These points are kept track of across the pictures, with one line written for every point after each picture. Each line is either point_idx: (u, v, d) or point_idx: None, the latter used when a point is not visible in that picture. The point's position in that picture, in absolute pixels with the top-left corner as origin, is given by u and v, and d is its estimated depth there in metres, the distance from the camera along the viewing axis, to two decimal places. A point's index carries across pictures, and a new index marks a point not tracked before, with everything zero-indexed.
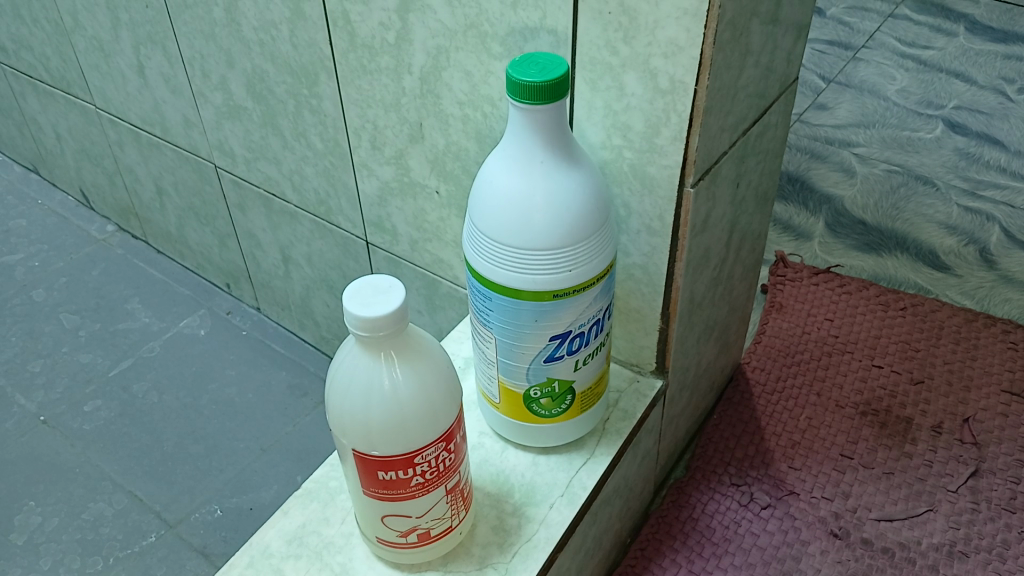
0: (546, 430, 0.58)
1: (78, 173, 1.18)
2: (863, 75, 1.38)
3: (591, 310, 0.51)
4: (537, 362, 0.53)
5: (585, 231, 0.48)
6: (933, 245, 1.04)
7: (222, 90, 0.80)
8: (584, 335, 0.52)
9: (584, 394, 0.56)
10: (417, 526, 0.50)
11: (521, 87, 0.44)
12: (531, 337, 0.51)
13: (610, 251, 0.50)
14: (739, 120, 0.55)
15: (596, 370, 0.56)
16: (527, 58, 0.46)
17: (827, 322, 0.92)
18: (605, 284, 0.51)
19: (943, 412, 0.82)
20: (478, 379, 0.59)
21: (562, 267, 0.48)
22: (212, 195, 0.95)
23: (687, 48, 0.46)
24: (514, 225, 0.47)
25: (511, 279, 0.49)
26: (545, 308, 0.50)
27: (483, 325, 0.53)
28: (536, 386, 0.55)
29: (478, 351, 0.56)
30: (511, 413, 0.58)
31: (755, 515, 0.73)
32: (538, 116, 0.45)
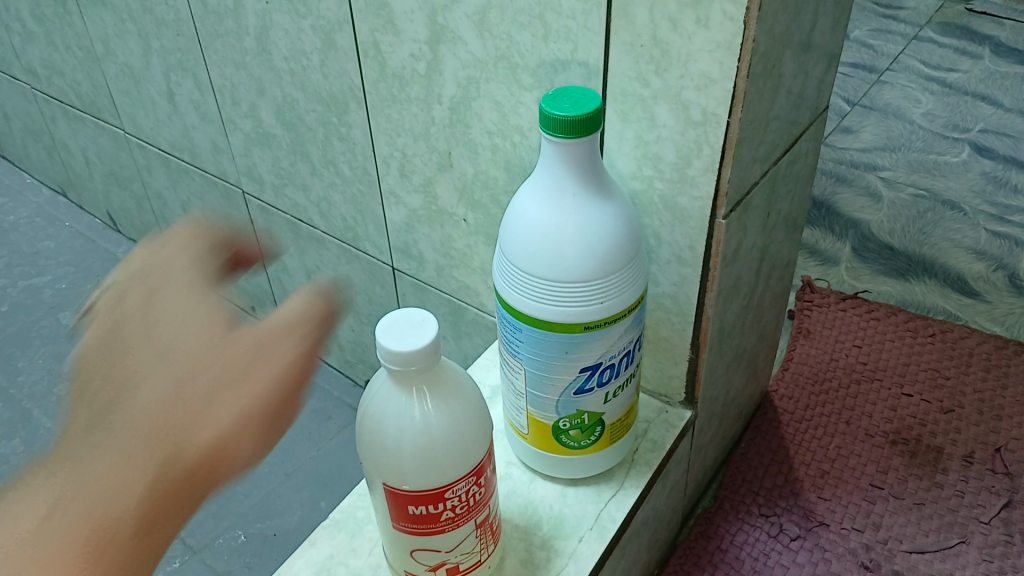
0: (573, 463, 0.58)
1: (107, 196, 1.20)
2: (887, 98, 1.38)
3: (622, 343, 0.51)
4: (567, 393, 0.52)
5: (618, 263, 0.48)
6: (961, 271, 1.03)
7: (252, 117, 0.81)
8: (614, 366, 0.52)
9: (613, 428, 0.56)
10: (446, 560, 0.50)
11: (554, 121, 0.44)
12: (561, 369, 0.51)
13: (642, 284, 0.50)
14: (770, 150, 0.55)
15: (626, 402, 0.56)
16: (560, 93, 0.46)
17: (855, 349, 0.91)
18: (636, 317, 0.51)
19: (974, 441, 0.80)
20: (506, 410, 0.59)
21: (594, 299, 0.48)
22: (239, 220, 0.96)
23: (720, 81, 0.46)
24: (545, 259, 0.47)
25: (540, 311, 0.49)
26: (574, 341, 0.49)
27: (512, 356, 0.53)
28: (566, 417, 0.54)
29: (507, 381, 0.56)
30: (538, 444, 0.57)
31: (785, 547, 0.72)
32: (569, 151, 0.45)
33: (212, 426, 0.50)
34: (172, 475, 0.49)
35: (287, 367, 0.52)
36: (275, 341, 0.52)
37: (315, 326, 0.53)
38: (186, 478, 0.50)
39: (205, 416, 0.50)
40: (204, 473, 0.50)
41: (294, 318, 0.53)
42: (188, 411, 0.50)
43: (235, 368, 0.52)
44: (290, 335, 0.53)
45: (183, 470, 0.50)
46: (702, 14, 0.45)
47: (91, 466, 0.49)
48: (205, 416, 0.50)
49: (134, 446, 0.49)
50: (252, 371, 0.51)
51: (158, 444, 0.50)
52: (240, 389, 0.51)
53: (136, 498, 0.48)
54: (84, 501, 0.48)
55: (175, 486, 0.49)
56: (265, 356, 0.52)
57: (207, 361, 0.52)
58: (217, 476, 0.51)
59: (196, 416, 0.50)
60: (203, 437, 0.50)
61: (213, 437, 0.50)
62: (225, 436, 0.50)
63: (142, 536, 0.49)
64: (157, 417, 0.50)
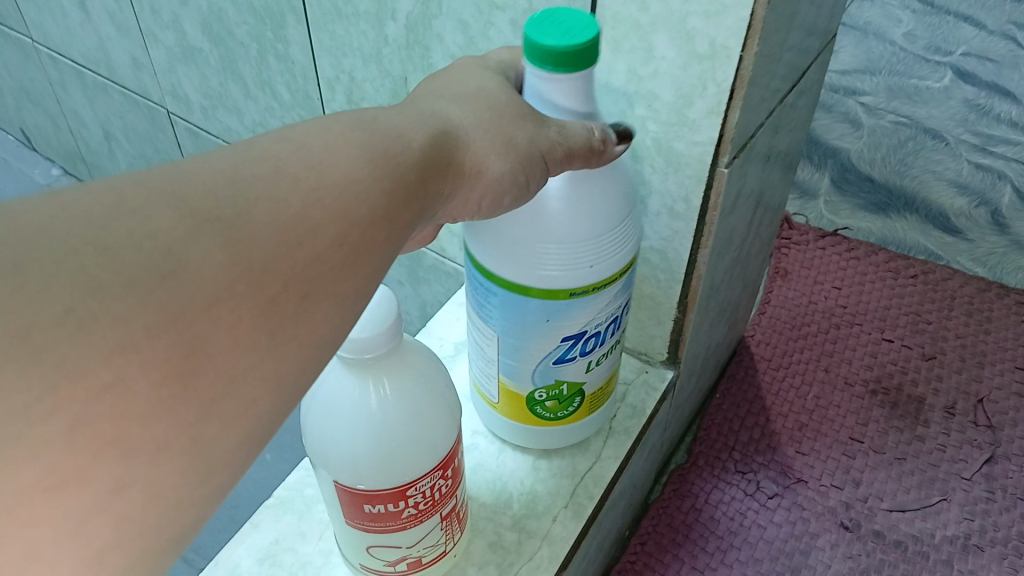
0: (547, 434, 0.52)
1: (18, 112, 1.08)
2: (868, 16, 1.30)
3: (610, 310, 0.45)
4: (546, 363, 0.46)
5: (611, 220, 0.41)
6: (942, 206, 0.98)
7: (174, 29, 0.70)
8: (600, 334, 0.46)
9: (593, 398, 0.51)
10: (407, 556, 0.44)
11: (541, 51, 0.36)
12: (540, 339, 0.45)
13: (636, 244, 0.43)
14: (779, 87, 0.48)
15: (609, 370, 0.50)
16: (549, 16, 0.37)
17: (835, 291, 0.86)
18: (627, 280, 0.45)
19: (955, 391, 0.77)
20: (474, 375, 0.53)
21: (582, 263, 0.41)
22: (167, 145, 0.86)
23: (734, 7, 0.39)
24: (527, 214, 0.40)
25: (517, 274, 0.42)
26: (556, 309, 0.43)
27: (483, 320, 0.46)
28: (542, 388, 0.48)
29: (476, 346, 0.49)
30: (509, 414, 0.52)
31: (762, 506, 0.68)
32: (559, 88, 0.38)
33: (410, 159, 0.33)
34: (360, 233, 0.30)
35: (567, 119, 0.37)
36: (475, 86, 0.38)
37: (592, 139, 0.37)
38: (369, 247, 0.30)
39: (374, 147, 0.32)
40: (369, 245, 0.30)
41: (467, 63, 0.40)
42: (325, 143, 0.30)
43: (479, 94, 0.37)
44: (507, 85, 0.38)
45: (358, 229, 0.30)
46: None
47: (140, 197, 0.25)
48: (397, 139, 0.33)
49: (218, 180, 0.27)
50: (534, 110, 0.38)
51: (263, 181, 0.28)
52: (454, 116, 0.36)
53: (346, 282, 0.30)
54: (142, 246, 0.24)
55: (357, 248, 0.30)
56: (482, 81, 0.38)
57: (419, 101, 0.37)
58: (386, 250, 0.31)
59: (374, 134, 0.32)
60: (359, 187, 0.30)
61: (383, 174, 0.31)
62: (391, 183, 0.31)
63: (192, 318, 0.24)
64: (262, 148, 0.29)
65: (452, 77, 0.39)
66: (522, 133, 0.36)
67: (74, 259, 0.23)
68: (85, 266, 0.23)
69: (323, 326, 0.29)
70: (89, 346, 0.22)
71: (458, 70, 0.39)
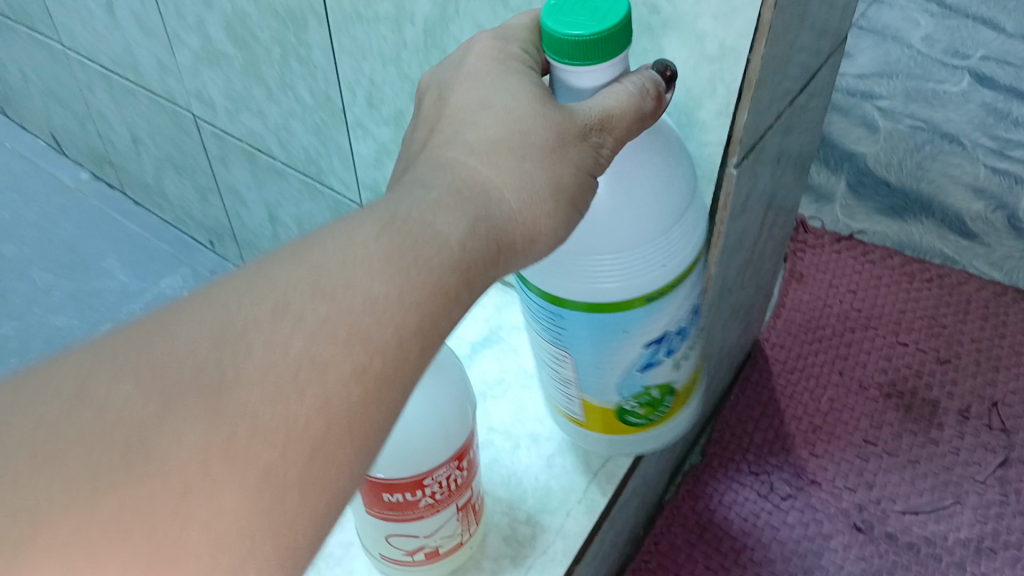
0: (639, 441, 0.52)
1: (48, 116, 1.11)
2: (886, 20, 1.31)
3: (688, 304, 0.45)
4: (632, 370, 0.46)
5: (668, 223, 0.40)
6: (959, 210, 0.98)
7: (200, 33, 0.72)
8: (682, 330, 0.46)
9: (683, 396, 0.50)
10: (425, 545, 0.45)
11: (567, 41, 0.36)
12: (621, 349, 0.44)
13: (695, 245, 0.43)
14: (788, 90, 0.50)
15: (694, 366, 0.50)
16: (576, 2, 0.37)
17: (849, 294, 0.87)
18: (694, 276, 0.45)
19: (970, 395, 0.77)
20: (553, 400, 0.53)
21: (640, 271, 0.41)
22: (192, 148, 0.88)
23: (743, 9, 0.40)
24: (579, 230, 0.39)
25: (576, 291, 0.42)
26: (631, 317, 0.42)
27: (555, 345, 0.46)
28: (631, 397, 0.48)
29: (553, 372, 0.49)
30: (597, 428, 0.51)
31: (775, 507, 0.68)
32: (592, 78, 0.37)
33: (451, 227, 0.31)
34: (393, 321, 0.29)
35: (605, 100, 0.36)
36: (493, 106, 0.36)
37: (644, 100, 0.36)
38: (415, 331, 0.30)
39: (397, 228, 0.30)
40: (410, 328, 0.30)
41: (477, 69, 0.38)
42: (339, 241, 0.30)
43: (506, 116, 0.35)
44: (533, 87, 0.36)
45: (388, 316, 0.29)
46: None
47: (115, 368, 0.26)
48: (422, 210, 0.31)
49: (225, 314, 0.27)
50: (573, 111, 0.35)
51: (276, 301, 0.28)
52: (485, 153, 0.34)
53: (396, 365, 0.29)
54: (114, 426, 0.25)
55: (396, 335, 0.29)
56: (505, 97, 0.36)
57: (446, 145, 0.35)
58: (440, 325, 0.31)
59: (396, 214, 0.31)
60: (382, 276, 0.29)
61: (412, 253, 0.30)
62: (425, 261, 0.30)
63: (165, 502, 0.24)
64: (275, 264, 0.29)
65: (464, 98, 0.37)
66: (572, 161, 0.35)
67: (89, 438, 0.24)
68: (110, 431, 0.24)
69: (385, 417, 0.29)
70: (118, 504, 0.24)
71: (473, 87, 0.37)
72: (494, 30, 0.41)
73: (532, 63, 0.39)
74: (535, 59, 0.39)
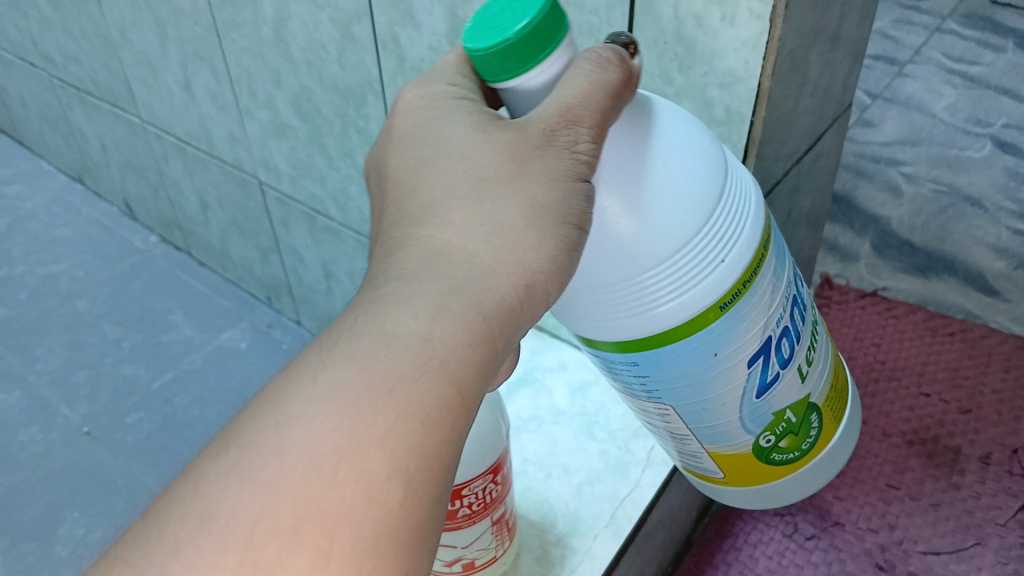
0: (796, 477, 0.50)
1: (123, 184, 1.21)
2: (909, 91, 1.36)
3: (781, 302, 0.43)
4: (751, 399, 0.44)
5: (703, 219, 0.38)
6: (982, 269, 1.01)
7: (269, 108, 0.81)
8: (788, 333, 0.44)
9: (820, 412, 0.48)
10: (462, 557, 0.49)
11: (510, 52, 0.36)
12: (726, 376, 0.42)
13: (753, 230, 0.40)
14: (794, 149, 0.55)
15: (820, 375, 0.48)
16: (487, 20, 0.38)
17: (874, 348, 0.89)
18: (768, 265, 0.41)
19: (991, 442, 0.79)
20: (683, 465, 0.52)
21: (689, 276, 0.38)
22: (256, 211, 0.97)
23: (745, 80, 0.46)
24: (611, 257, 0.38)
25: (632, 328, 0.40)
26: (712, 335, 0.40)
27: (652, 400, 0.45)
28: (766, 429, 0.46)
29: (671, 435, 0.48)
30: (738, 482, 0.50)
31: (799, 546, 0.71)
32: (541, 74, 0.37)
33: (441, 286, 0.33)
34: (388, 398, 0.31)
35: (560, 95, 0.36)
36: (449, 160, 0.37)
37: (605, 79, 0.37)
38: (419, 398, 0.31)
39: (371, 321, 0.33)
40: (413, 397, 0.31)
41: (415, 125, 0.40)
42: (321, 350, 0.33)
43: (466, 171, 0.37)
44: (480, 123, 0.38)
45: (380, 396, 0.31)
46: (727, 12, 0.44)
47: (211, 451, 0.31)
48: (398, 292, 0.33)
49: (233, 452, 0.30)
50: (529, 127, 0.36)
51: (274, 422, 0.31)
52: (457, 215, 0.36)
53: (411, 433, 0.31)
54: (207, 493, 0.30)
55: (395, 409, 0.31)
56: (458, 149, 0.37)
57: (413, 215, 0.37)
58: (446, 385, 0.32)
59: (371, 307, 0.33)
60: (365, 363, 0.32)
61: (389, 337, 0.32)
62: (406, 338, 0.32)
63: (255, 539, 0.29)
64: (268, 387, 0.32)
65: (416, 162, 0.39)
66: (552, 179, 0.36)
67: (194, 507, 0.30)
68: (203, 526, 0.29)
69: (430, 479, 0.31)
70: None
71: (421, 145, 0.39)
72: (419, 78, 0.42)
73: (466, 95, 0.40)
74: (467, 88, 0.40)
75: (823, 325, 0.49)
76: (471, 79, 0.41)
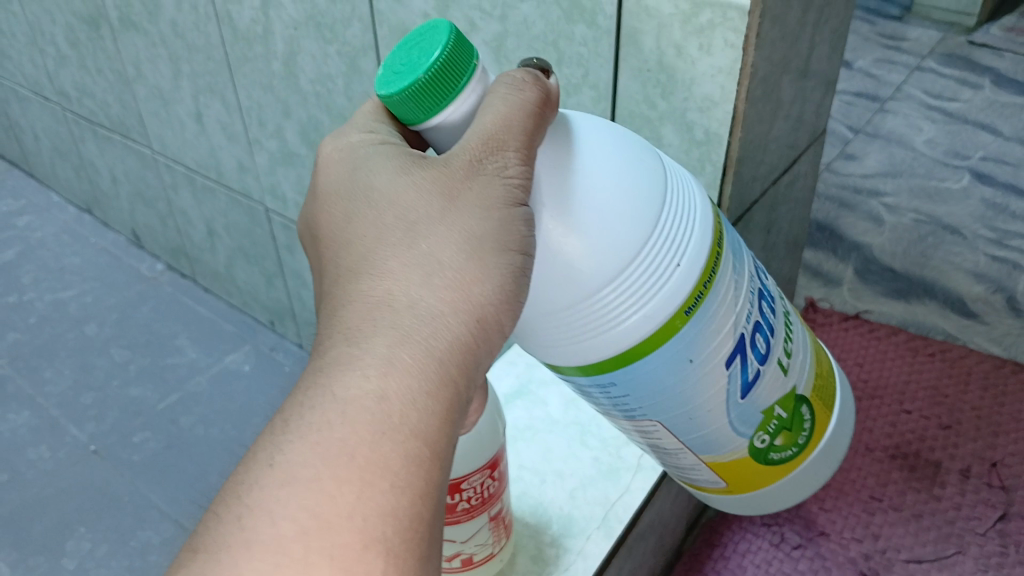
0: (797, 472, 0.50)
1: (132, 214, 1.26)
2: (890, 126, 1.42)
3: (747, 297, 0.43)
4: (737, 401, 0.45)
5: (647, 231, 0.38)
6: (960, 293, 1.05)
7: (278, 138, 0.85)
8: (760, 328, 0.45)
9: (809, 404, 0.49)
10: (461, 551, 0.52)
11: (425, 88, 0.37)
12: (704, 379, 0.42)
13: (701, 232, 0.40)
14: (770, 170, 0.59)
15: (802, 367, 0.49)
16: (393, 67, 0.39)
17: (857, 367, 0.92)
18: (726, 262, 0.42)
19: (971, 456, 0.83)
20: (682, 478, 0.52)
21: (640, 293, 0.38)
22: (262, 237, 1.01)
23: (721, 103, 0.50)
24: (561, 284, 0.38)
25: (597, 349, 0.40)
26: (680, 342, 0.40)
27: (634, 418, 0.45)
28: (759, 429, 0.47)
29: (665, 450, 0.49)
30: (740, 489, 0.50)
31: (786, 556, 0.74)
32: (457, 110, 0.38)
33: (398, 325, 0.34)
34: (350, 464, 0.31)
35: (480, 125, 0.37)
36: (381, 210, 0.38)
37: (521, 101, 0.37)
38: (383, 458, 0.31)
39: (321, 391, 0.33)
40: (377, 458, 0.31)
41: (340, 179, 0.41)
42: (274, 430, 0.32)
43: (400, 220, 0.37)
44: (407, 166, 0.38)
45: (340, 464, 0.31)
46: (705, 42, 0.48)
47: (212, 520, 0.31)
48: (345, 356, 0.33)
49: (200, 556, 0.30)
50: (452, 161, 0.37)
51: (238, 512, 0.30)
52: (398, 266, 0.36)
53: (382, 495, 0.31)
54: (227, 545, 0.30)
55: (359, 473, 0.31)
56: (388, 197, 0.38)
57: (356, 270, 0.37)
58: (409, 439, 0.32)
59: (321, 377, 0.33)
60: (320, 434, 0.31)
61: (342, 403, 0.32)
62: (360, 402, 0.32)
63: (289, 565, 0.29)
64: (227, 478, 0.32)
65: (350, 218, 0.39)
66: (493, 210, 0.36)
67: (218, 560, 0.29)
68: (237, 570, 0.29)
69: (427, 475, 0.32)
70: None
71: (352, 199, 0.39)
72: (335, 133, 0.43)
73: (385, 138, 0.41)
74: (386, 133, 0.42)
75: (797, 316, 0.50)
76: (389, 122, 0.42)
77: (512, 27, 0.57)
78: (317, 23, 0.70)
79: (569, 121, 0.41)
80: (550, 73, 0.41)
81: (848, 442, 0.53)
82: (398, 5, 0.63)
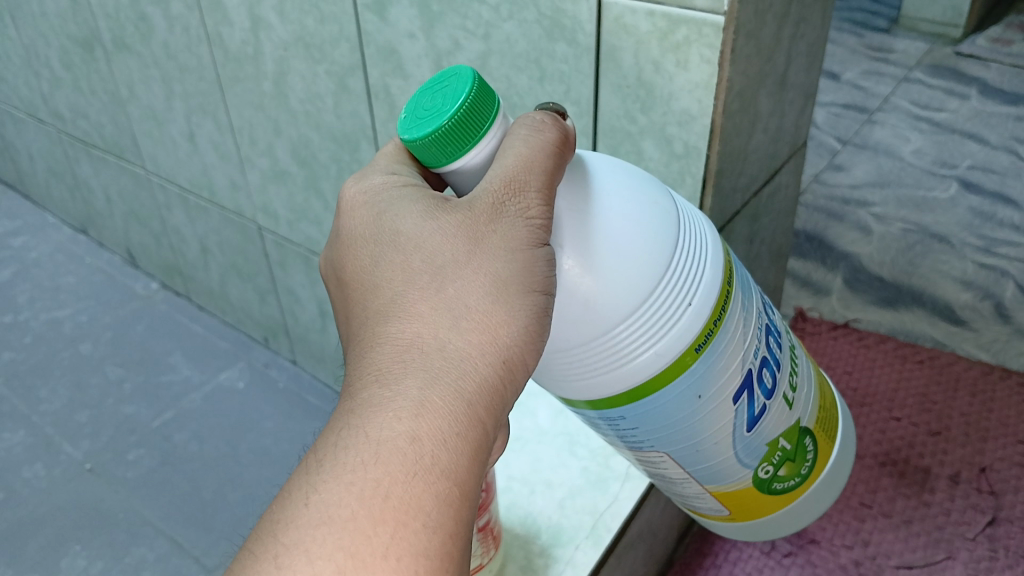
0: (799, 501, 0.51)
1: (126, 233, 1.27)
2: (878, 136, 1.44)
3: (754, 333, 0.44)
4: (743, 434, 0.45)
5: (661, 270, 0.39)
6: (948, 300, 1.05)
7: (269, 156, 0.86)
8: (767, 364, 0.45)
9: (812, 435, 0.50)
10: None
11: (449, 133, 0.38)
12: (712, 414, 0.43)
13: (713, 272, 0.41)
14: (750, 181, 0.60)
15: (806, 399, 0.49)
16: (420, 108, 0.40)
17: (846, 375, 0.93)
18: (736, 301, 0.43)
19: (960, 461, 0.83)
20: (684, 504, 0.53)
21: (658, 330, 0.39)
22: (255, 254, 1.01)
23: (699, 117, 0.51)
24: (579, 321, 0.39)
25: (609, 384, 0.41)
26: (691, 379, 0.41)
27: (643, 450, 0.46)
28: (763, 461, 0.47)
29: (672, 481, 0.49)
30: (743, 517, 0.51)
31: (777, 563, 0.75)
32: (479, 154, 0.39)
33: (429, 366, 0.34)
34: (383, 505, 0.32)
35: (503, 167, 0.37)
36: (406, 253, 0.38)
37: (541, 144, 0.38)
38: (416, 498, 0.32)
39: (354, 431, 0.33)
40: (409, 500, 0.32)
41: (364, 222, 0.40)
42: (311, 470, 0.33)
43: (426, 264, 0.37)
44: (431, 204, 0.38)
45: (375, 504, 0.32)
46: (681, 57, 0.49)
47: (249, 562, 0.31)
48: (376, 399, 0.34)
49: None
50: (477, 202, 0.37)
51: (274, 552, 0.31)
52: (426, 308, 0.36)
53: (415, 535, 0.32)
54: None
55: (393, 514, 0.32)
56: (413, 240, 0.38)
57: (383, 311, 0.37)
58: (440, 479, 0.33)
59: (354, 419, 0.34)
60: (355, 476, 0.32)
61: (375, 444, 0.33)
62: (392, 443, 0.33)
63: None
64: (262, 518, 0.33)
65: (374, 261, 0.39)
66: (518, 250, 0.37)
67: None
68: None
69: (459, 519, 0.33)
70: None
71: (376, 241, 0.39)
72: (358, 173, 0.43)
73: (408, 179, 0.41)
74: (408, 174, 0.42)
75: (801, 349, 0.51)
76: (410, 164, 0.43)
77: (496, 46, 0.58)
78: (305, 43, 0.72)
79: (586, 161, 0.41)
80: (567, 116, 0.42)
81: (849, 470, 0.54)
82: (384, 26, 0.64)
